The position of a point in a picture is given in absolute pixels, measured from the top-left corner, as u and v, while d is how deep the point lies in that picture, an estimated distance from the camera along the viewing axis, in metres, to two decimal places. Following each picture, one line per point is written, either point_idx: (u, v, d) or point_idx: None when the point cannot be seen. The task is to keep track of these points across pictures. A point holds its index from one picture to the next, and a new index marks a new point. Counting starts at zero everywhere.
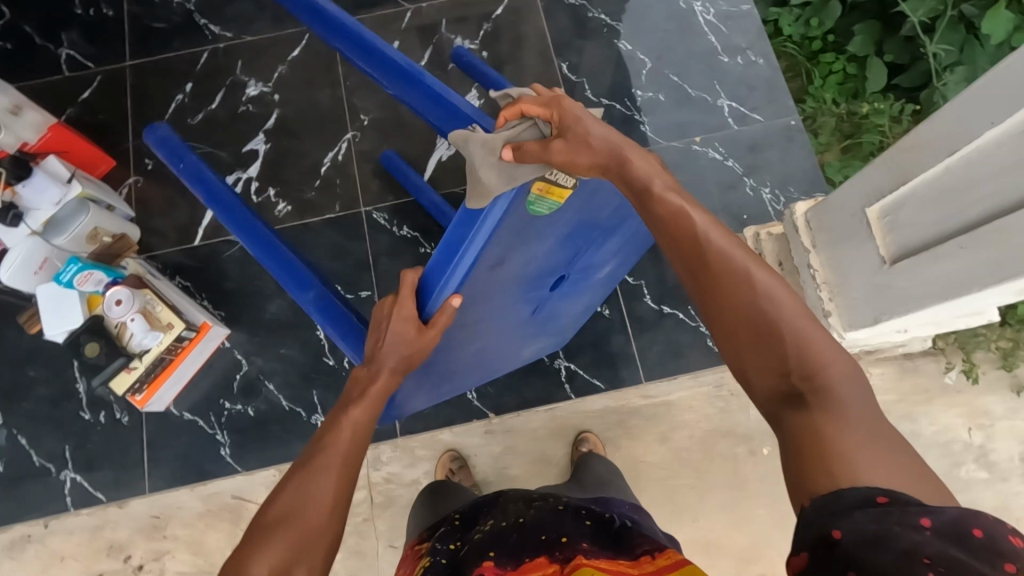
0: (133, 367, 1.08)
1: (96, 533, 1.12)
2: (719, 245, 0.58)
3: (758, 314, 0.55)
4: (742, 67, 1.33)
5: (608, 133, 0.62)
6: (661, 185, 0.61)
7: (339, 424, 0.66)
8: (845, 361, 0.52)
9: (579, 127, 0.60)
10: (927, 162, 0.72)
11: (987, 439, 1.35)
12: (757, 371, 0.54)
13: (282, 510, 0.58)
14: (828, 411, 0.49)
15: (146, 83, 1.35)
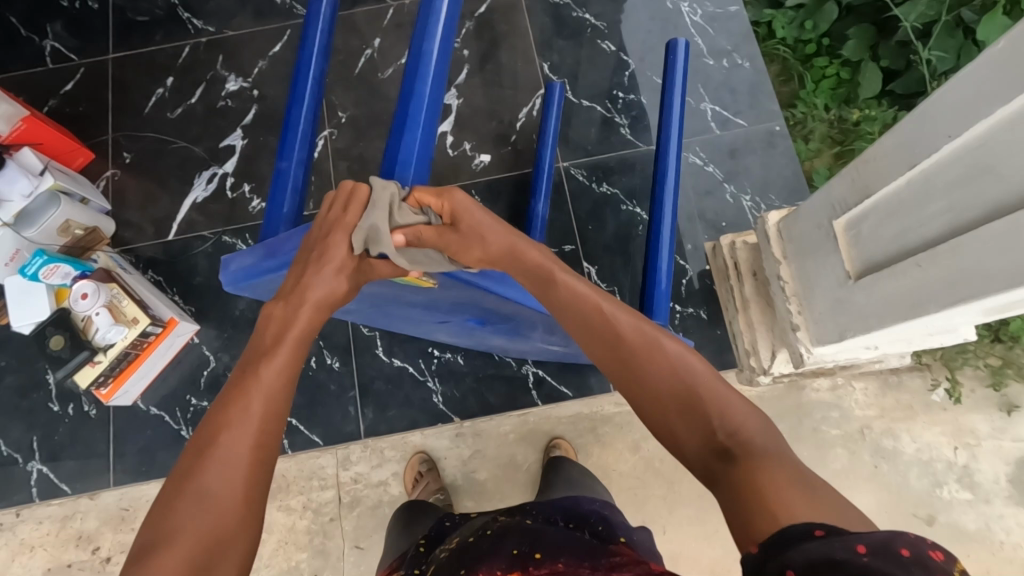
0: (98, 361, 1.06)
1: (64, 524, 1.13)
2: (629, 322, 0.65)
3: (678, 382, 0.60)
4: (726, 69, 1.30)
5: (501, 230, 0.68)
6: (563, 274, 0.68)
7: (249, 395, 0.58)
8: (754, 414, 0.58)
9: (470, 219, 0.66)
10: (888, 176, 0.69)
11: (972, 459, 1.32)
12: (688, 436, 0.58)
13: (176, 521, 0.51)
14: (756, 461, 0.53)
15: (126, 75, 1.36)
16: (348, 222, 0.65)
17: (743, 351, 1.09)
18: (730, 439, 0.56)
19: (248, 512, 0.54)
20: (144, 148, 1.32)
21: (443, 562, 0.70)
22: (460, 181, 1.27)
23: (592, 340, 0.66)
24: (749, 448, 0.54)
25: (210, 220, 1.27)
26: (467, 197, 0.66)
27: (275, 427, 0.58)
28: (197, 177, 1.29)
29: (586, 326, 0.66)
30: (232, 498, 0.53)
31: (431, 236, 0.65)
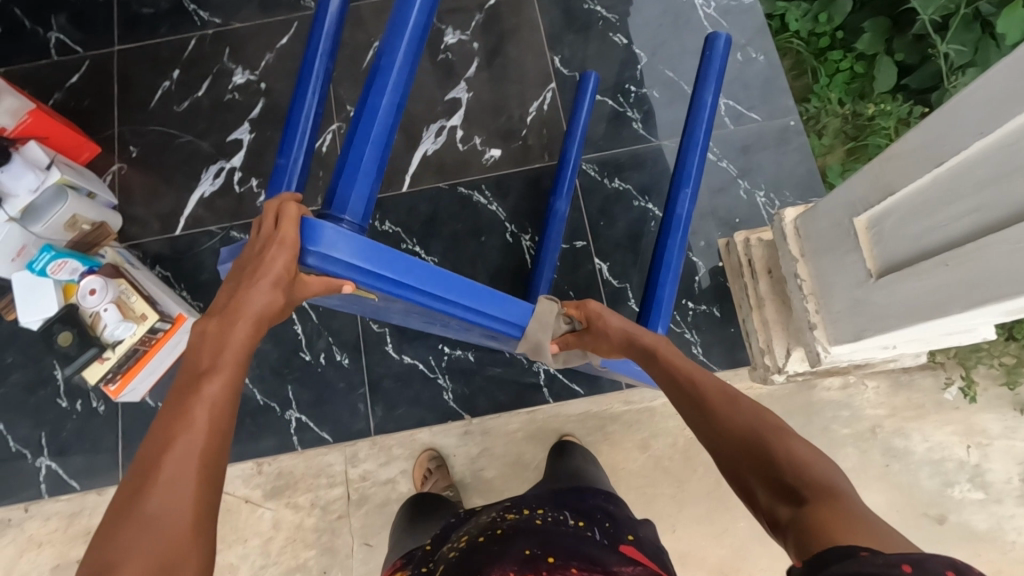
0: (106, 357, 1.05)
1: (72, 520, 1.12)
2: (721, 387, 0.69)
3: (750, 431, 0.61)
4: (740, 64, 1.28)
5: (624, 325, 0.83)
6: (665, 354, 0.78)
7: (192, 410, 0.54)
8: (815, 454, 0.57)
9: (600, 323, 0.85)
10: (913, 173, 0.68)
11: (984, 459, 1.30)
12: (756, 479, 0.58)
13: (120, 547, 0.46)
14: (820, 496, 0.51)
15: (132, 68, 1.34)
16: (289, 238, 0.64)
17: (757, 349, 1.08)
18: (795, 480, 0.54)
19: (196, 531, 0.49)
20: (150, 142, 1.30)
21: (451, 563, 0.68)
22: (470, 176, 1.25)
23: (682, 397, 0.71)
24: (816, 490, 0.52)
25: (218, 216, 1.26)
26: (600, 305, 0.86)
27: (223, 439, 0.54)
28: (204, 172, 1.28)
29: (682, 391, 0.71)
30: (181, 518, 0.48)
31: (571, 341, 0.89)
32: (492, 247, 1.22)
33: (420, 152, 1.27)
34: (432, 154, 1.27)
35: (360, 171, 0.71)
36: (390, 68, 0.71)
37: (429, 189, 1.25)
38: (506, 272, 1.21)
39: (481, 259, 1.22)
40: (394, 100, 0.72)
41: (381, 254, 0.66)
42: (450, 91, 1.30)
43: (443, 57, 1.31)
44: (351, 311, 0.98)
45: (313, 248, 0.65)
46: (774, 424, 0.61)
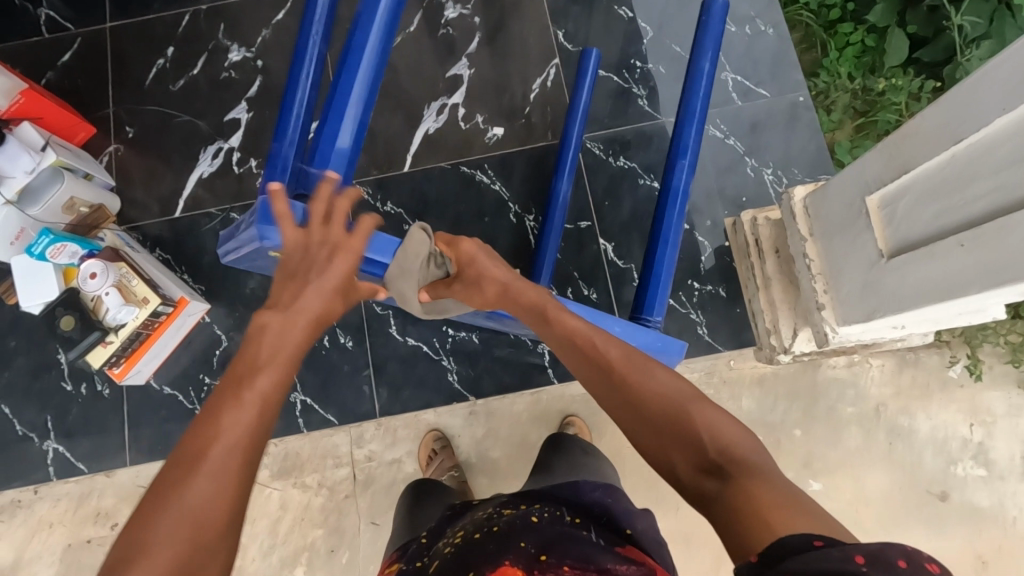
0: (109, 341, 1.05)
1: (82, 501, 1.13)
2: (617, 348, 0.64)
3: (664, 398, 0.59)
4: (749, 37, 1.25)
5: (500, 273, 0.74)
6: (553, 308, 0.71)
7: (229, 406, 0.50)
8: (737, 427, 0.56)
9: (474, 270, 0.75)
10: (930, 152, 0.66)
11: (987, 437, 1.31)
12: (677, 453, 0.56)
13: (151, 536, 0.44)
14: (749, 476, 0.51)
15: (126, 46, 1.31)
16: (344, 236, 0.62)
17: (763, 329, 1.07)
18: (722, 457, 0.54)
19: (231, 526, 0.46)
20: (147, 122, 1.28)
21: (447, 560, 0.69)
22: (473, 156, 1.23)
23: (574, 357, 0.66)
24: (744, 468, 0.52)
25: (218, 198, 1.24)
26: (474, 246, 0.75)
27: (265, 439, 0.50)
28: (202, 153, 1.26)
29: (572, 351, 0.66)
30: (218, 514, 0.46)
31: (441, 287, 0.77)
32: (496, 228, 1.21)
33: (421, 131, 1.25)
34: (434, 133, 1.25)
35: (334, 155, 0.75)
36: (362, 50, 0.75)
37: (431, 169, 1.23)
38: (510, 253, 1.20)
39: (485, 240, 1.20)
40: (369, 84, 0.76)
41: (357, 237, 0.71)
42: (451, 67, 1.27)
43: (443, 32, 1.28)
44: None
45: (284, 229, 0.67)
46: (687, 393, 0.59)
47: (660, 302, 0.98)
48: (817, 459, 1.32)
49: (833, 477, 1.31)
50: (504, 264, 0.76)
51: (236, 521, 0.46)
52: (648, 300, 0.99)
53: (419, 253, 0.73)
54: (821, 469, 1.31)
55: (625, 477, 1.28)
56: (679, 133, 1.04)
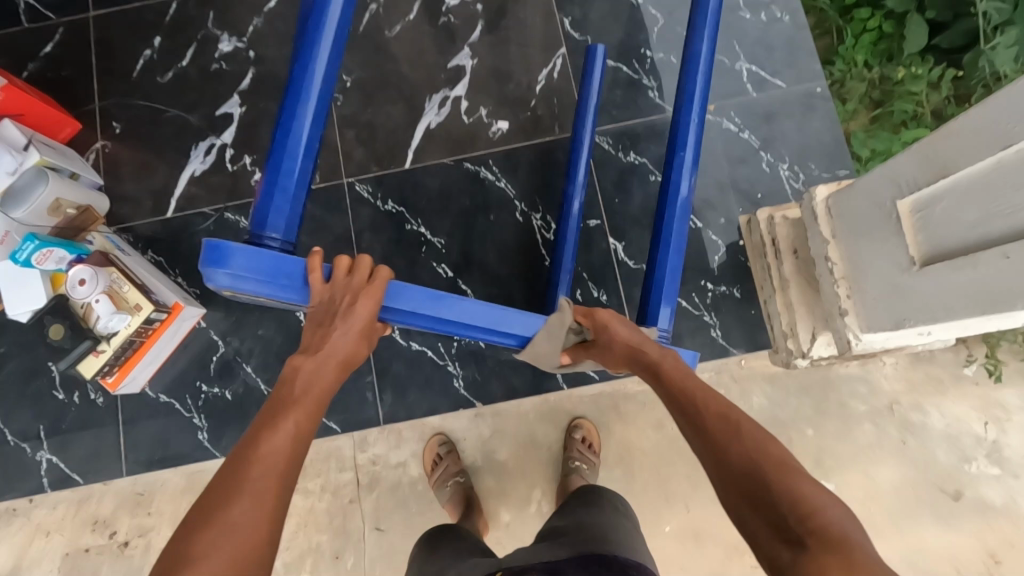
0: (101, 350, 1.01)
1: (81, 507, 1.10)
2: (716, 404, 0.64)
3: (749, 459, 0.57)
4: (764, 25, 1.20)
5: (632, 337, 0.76)
6: (669, 364, 0.72)
7: (266, 436, 0.59)
8: (824, 493, 0.52)
9: (605, 335, 0.78)
10: (974, 155, 0.61)
11: (1001, 434, 1.29)
12: (755, 521, 0.53)
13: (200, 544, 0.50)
14: (830, 552, 0.47)
15: (111, 36, 1.24)
16: (361, 291, 0.70)
17: (779, 332, 1.04)
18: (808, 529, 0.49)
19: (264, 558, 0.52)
20: (135, 117, 1.22)
21: None
22: (477, 151, 1.18)
23: (675, 412, 0.67)
24: (823, 538, 0.48)
25: (211, 196, 1.19)
26: (612, 314, 0.78)
27: (295, 468, 0.58)
28: (194, 149, 1.21)
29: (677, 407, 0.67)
30: (261, 530, 0.52)
31: (581, 352, 0.83)
32: (501, 226, 1.16)
33: (423, 125, 1.19)
34: (435, 127, 1.19)
35: (282, 181, 0.72)
36: (311, 67, 0.73)
37: (434, 165, 1.18)
38: (516, 252, 1.15)
39: (490, 240, 1.15)
40: (321, 98, 0.74)
41: (290, 270, 0.68)
42: (453, 57, 1.21)
43: (444, 21, 1.22)
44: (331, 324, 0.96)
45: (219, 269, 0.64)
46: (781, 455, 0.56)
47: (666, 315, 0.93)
48: (829, 456, 1.28)
49: (845, 475, 1.28)
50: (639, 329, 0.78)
51: (274, 547, 0.53)
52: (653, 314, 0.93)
53: (561, 329, 0.79)
54: (832, 467, 1.28)
55: (634, 478, 1.26)
56: (678, 119, 0.97)
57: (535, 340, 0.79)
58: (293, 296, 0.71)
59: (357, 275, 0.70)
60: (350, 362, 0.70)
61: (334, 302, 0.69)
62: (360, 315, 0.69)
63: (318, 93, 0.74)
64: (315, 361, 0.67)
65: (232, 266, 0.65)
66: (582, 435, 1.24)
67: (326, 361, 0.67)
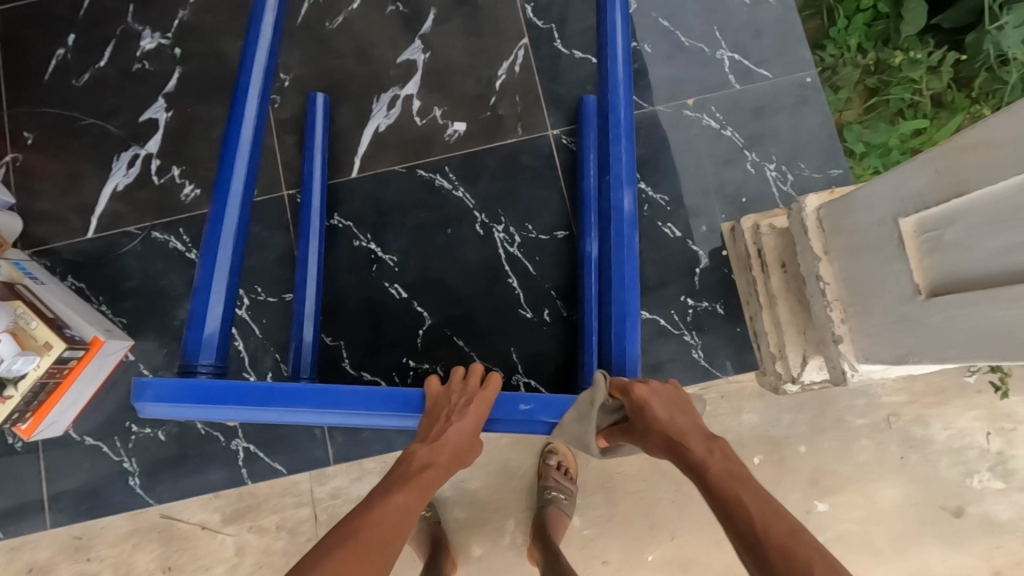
0: (8, 397, 0.88)
1: (13, 555, 1.00)
2: (783, 533, 0.54)
3: None
4: (748, 7, 1.08)
5: (674, 420, 0.66)
6: (720, 468, 0.61)
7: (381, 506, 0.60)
8: None
9: (642, 418, 0.67)
10: (996, 171, 0.51)
11: (1007, 445, 1.20)
12: None
13: None
14: None
15: (19, 34, 1.11)
16: (482, 398, 0.70)
17: (766, 353, 0.94)
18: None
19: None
20: (49, 125, 1.09)
21: None
22: (432, 156, 1.06)
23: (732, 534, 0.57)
24: None
25: (138, 213, 1.07)
26: (647, 389, 0.68)
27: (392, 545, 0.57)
28: (116, 161, 1.08)
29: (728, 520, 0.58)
30: None
31: (619, 434, 0.71)
32: (461, 240, 1.05)
33: (371, 127, 1.07)
34: (385, 130, 1.07)
35: (215, 271, 0.76)
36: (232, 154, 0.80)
37: (383, 174, 1.06)
38: (478, 270, 1.04)
39: (449, 257, 1.04)
40: (242, 182, 0.79)
41: (202, 391, 0.66)
42: (403, 51, 1.09)
43: (392, 9, 1.09)
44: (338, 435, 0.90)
45: (142, 404, 0.66)
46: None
47: (633, 342, 0.76)
48: (825, 475, 1.20)
49: (842, 494, 1.20)
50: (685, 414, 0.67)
51: None
52: (619, 350, 0.76)
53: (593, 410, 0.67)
54: (829, 487, 1.20)
55: (616, 505, 1.17)
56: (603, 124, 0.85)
57: (567, 425, 0.67)
58: (225, 416, 0.68)
59: (474, 382, 0.72)
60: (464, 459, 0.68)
61: (444, 399, 0.69)
62: (472, 417, 0.68)
63: (238, 181, 0.79)
64: (431, 449, 0.66)
65: (146, 402, 0.66)
66: (557, 461, 1.16)
67: (442, 452, 0.66)
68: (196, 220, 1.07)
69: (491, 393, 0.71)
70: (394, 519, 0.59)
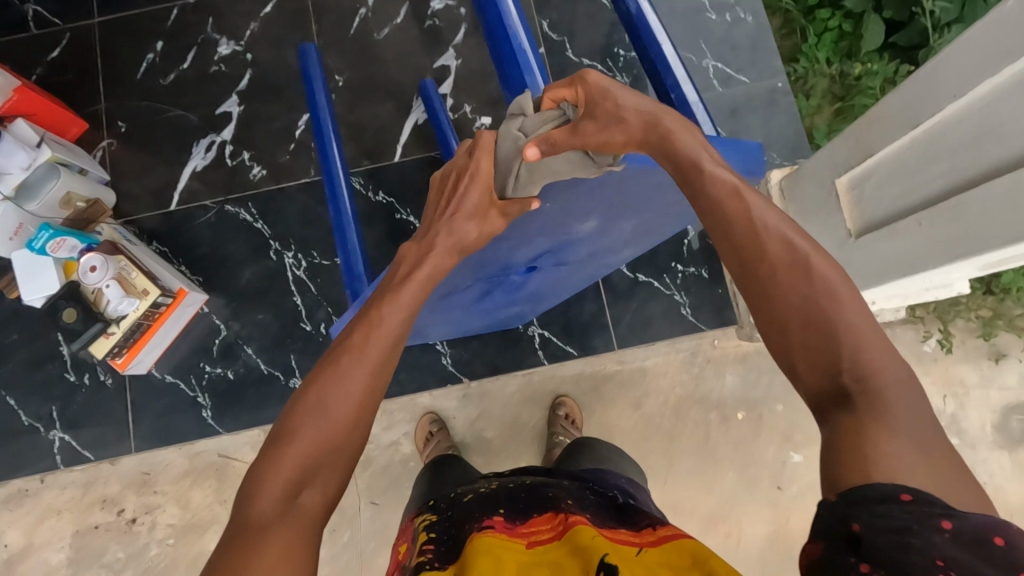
0: (112, 333, 1.08)
1: (89, 488, 1.18)
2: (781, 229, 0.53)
3: (810, 300, 0.50)
4: (729, 25, 1.28)
5: (641, 103, 0.63)
6: (711, 162, 0.57)
7: (372, 321, 0.62)
8: (892, 358, 0.47)
9: (609, 102, 0.63)
10: (892, 136, 0.70)
11: (960, 407, 1.32)
12: (807, 370, 0.49)
13: (297, 422, 0.56)
14: (879, 414, 0.44)
15: (115, 41, 1.31)
16: (482, 168, 0.66)
17: None
18: (854, 383, 0.46)
19: (355, 433, 0.57)
20: (138, 116, 1.29)
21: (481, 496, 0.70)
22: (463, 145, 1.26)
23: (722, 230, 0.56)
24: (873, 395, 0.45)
25: (211, 190, 1.26)
26: (601, 77, 0.64)
27: (385, 366, 0.61)
28: (195, 146, 1.27)
29: (732, 212, 0.55)
30: (348, 414, 0.57)
31: (562, 133, 0.61)
32: None
33: (411, 121, 1.27)
34: (423, 123, 1.27)
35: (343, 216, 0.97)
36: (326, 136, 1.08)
37: (420, 160, 1.26)
38: None
39: None
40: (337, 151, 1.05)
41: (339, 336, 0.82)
42: (439, 58, 1.29)
43: (430, 24, 1.30)
44: (556, 289, 0.96)
45: None
46: (839, 290, 0.49)
47: None
48: (799, 431, 1.27)
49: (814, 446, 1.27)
50: (648, 99, 0.64)
51: (358, 426, 0.58)
52: None
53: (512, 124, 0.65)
54: (801, 440, 1.27)
55: None
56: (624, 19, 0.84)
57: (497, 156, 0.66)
58: None
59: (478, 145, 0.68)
60: (462, 247, 0.67)
61: (437, 203, 0.71)
62: (475, 195, 0.66)
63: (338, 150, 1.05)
64: (418, 251, 0.68)
65: None
66: (565, 412, 1.28)
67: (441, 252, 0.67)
68: (260, 197, 1.25)
69: (488, 144, 0.67)
70: (384, 336, 0.62)
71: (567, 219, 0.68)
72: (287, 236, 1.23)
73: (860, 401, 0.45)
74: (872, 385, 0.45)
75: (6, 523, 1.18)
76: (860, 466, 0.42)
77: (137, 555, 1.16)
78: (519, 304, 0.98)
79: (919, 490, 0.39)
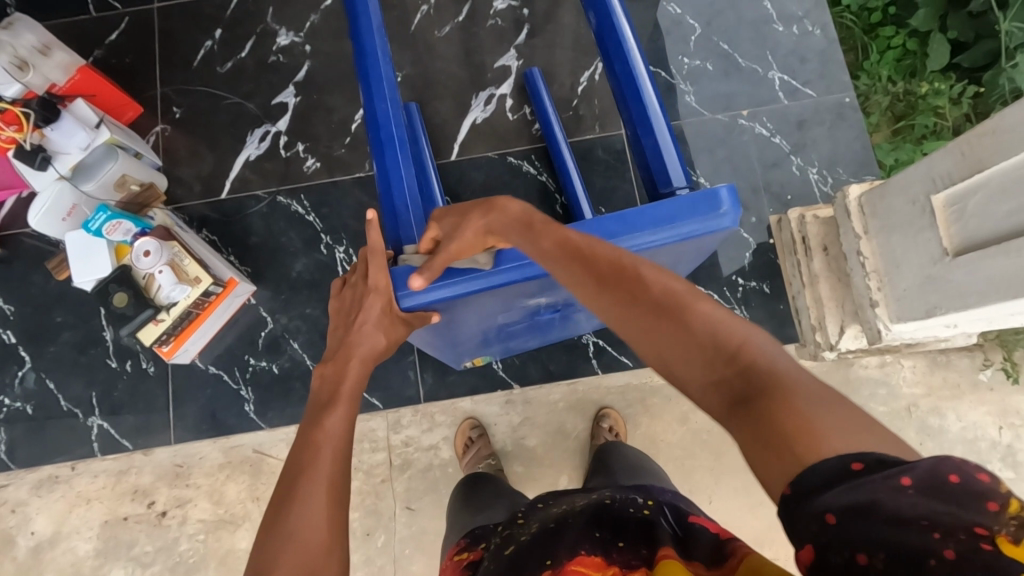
0: (160, 319, 1.06)
1: (121, 478, 1.15)
2: (610, 252, 0.56)
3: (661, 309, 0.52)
4: (797, 37, 1.26)
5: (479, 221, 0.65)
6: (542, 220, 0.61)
7: (322, 432, 0.60)
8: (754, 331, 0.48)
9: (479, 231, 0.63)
10: (1011, 150, 0.68)
11: (1017, 440, 1.19)
12: (689, 370, 0.49)
13: (270, 555, 0.50)
14: (769, 391, 0.43)
15: (174, 27, 1.30)
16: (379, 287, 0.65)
17: (808, 326, 1.10)
18: (729, 369, 0.46)
19: (337, 535, 0.53)
20: (195, 103, 1.28)
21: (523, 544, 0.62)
22: (521, 146, 1.24)
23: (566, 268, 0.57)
24: (758, 382, 0.44)
25: (265, 180, 1.24)
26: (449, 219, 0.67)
27: (345, 468, 0.59)
28: (249, 135, 1.26)
29: (562, 254, 0.57)
30: (325, 522, 0.53)
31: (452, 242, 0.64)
32: None
33: (469, 119, 1.25)
34: (481, 123, 1.25)
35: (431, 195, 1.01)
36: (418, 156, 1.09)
37: (476, 159, 1.24)
38: None
39: None
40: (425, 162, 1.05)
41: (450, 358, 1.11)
42: (501, 58, 1.27)
43: (492, 23, 1.29)
44: None
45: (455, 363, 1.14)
46: (677, 293, 0.52)
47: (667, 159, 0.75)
48: None
49: None
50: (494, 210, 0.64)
51: (336, 529, 0.54)
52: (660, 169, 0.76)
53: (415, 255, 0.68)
54: None
55: None
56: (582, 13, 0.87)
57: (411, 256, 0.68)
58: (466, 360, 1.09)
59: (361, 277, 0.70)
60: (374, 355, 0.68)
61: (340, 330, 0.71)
62: (371, 309, 0.66)
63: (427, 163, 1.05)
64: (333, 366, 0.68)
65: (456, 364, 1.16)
66: (609, 424, 1.21)
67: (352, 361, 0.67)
68: (314, 189, 1.23)
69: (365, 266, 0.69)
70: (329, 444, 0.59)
71: (510, 298, 0.72)
72: (339, 230, 1.21)
73: (747, 384, 0.45)
74: (745, 365, 0.46)
75: (35, 509, 1.14)
76: (789, 455, 0.39)
77: (167, 549, 1.12)
78: (582, 317, 0.98)
79: (872, 453, 0.37)
